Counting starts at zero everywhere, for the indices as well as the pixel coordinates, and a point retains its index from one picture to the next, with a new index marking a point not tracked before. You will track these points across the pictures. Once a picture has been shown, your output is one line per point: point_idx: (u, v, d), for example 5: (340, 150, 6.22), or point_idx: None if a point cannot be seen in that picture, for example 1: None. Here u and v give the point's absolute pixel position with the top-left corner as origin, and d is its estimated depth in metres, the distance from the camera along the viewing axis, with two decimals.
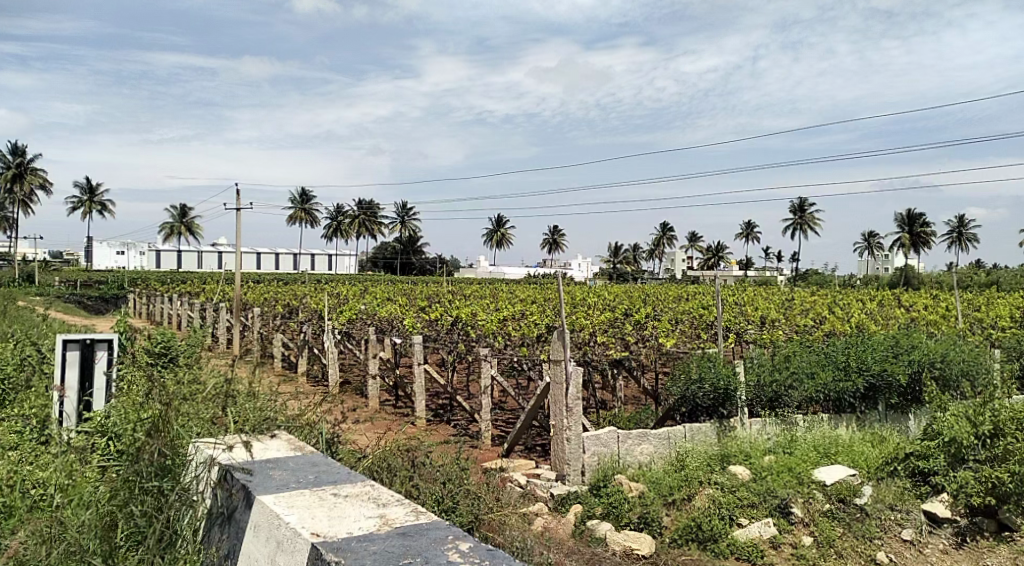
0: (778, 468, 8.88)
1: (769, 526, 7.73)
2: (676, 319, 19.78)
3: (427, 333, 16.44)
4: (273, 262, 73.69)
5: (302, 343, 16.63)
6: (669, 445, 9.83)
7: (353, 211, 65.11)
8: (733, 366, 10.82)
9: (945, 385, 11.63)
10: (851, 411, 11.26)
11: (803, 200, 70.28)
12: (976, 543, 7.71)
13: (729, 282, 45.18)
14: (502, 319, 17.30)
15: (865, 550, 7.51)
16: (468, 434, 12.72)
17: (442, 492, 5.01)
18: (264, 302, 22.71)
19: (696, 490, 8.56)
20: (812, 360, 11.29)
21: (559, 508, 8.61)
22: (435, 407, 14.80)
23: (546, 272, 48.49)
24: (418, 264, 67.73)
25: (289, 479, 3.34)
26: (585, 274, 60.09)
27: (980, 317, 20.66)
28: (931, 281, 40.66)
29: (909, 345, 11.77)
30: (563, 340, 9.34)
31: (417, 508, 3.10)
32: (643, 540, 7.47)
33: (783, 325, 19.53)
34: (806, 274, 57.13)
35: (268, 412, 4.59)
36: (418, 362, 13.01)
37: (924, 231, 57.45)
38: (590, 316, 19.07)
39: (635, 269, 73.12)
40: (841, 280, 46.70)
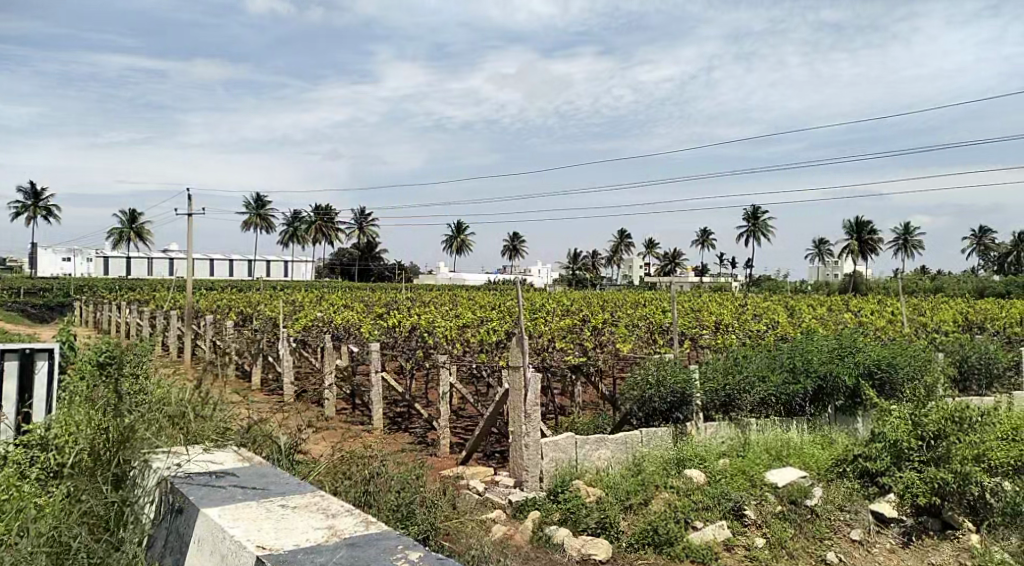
0: (732, 471, 8.98)
1: (723, 529, 7.82)
2: (633, 324, 20.03)
3: (384, 340, 16.35)
4: (227, 269, 72.52)
5: (257, 352, 16.39)
6: (626, 450, 9.93)
7: (309, 217, 64.40)
8: (690, 370, 10.98)
9: (890, 388, 11.96)
10: (801, 414, 11.50)
11: (756, 208, 71.53)
12: (921, 541, 7.94)
13: (684, 289, 46.00)
14: (460, 326, 17.27)
15: (816, 550, 7.70)
16: (426, 442, 12.67)
17: (398, 499, 5.03)
18: (217, 309, 22.30)
19: (653, 494, 8.64)
20: (764, 365, 11.50)
21: (517, 514, 8.61)
22: (392, 414, 14.68)
23: (504, 278, 48.76)
24: (375, 271, 67.22)
25: (236, 491, 3.29)
26: (544, 282, 60.31)
27: (925, 321, 21.28)
28: (878, 287, 41.88)
29: (856, 349, 12.08)
30: (522, 346, 9.35)
31: (367, 518, 3.07)
32: (601, 545, 7.52)
33: (737, 330, 19.81)
34: (758, 281, 58.17)
35: (219, 421, 4.55)
36: (375, 369, 12.90)
37: (872, 239, 58.98)
38: (549, 322, 19.12)
39: (593, 276, 73.71)
40: (792, 286, 47.87)
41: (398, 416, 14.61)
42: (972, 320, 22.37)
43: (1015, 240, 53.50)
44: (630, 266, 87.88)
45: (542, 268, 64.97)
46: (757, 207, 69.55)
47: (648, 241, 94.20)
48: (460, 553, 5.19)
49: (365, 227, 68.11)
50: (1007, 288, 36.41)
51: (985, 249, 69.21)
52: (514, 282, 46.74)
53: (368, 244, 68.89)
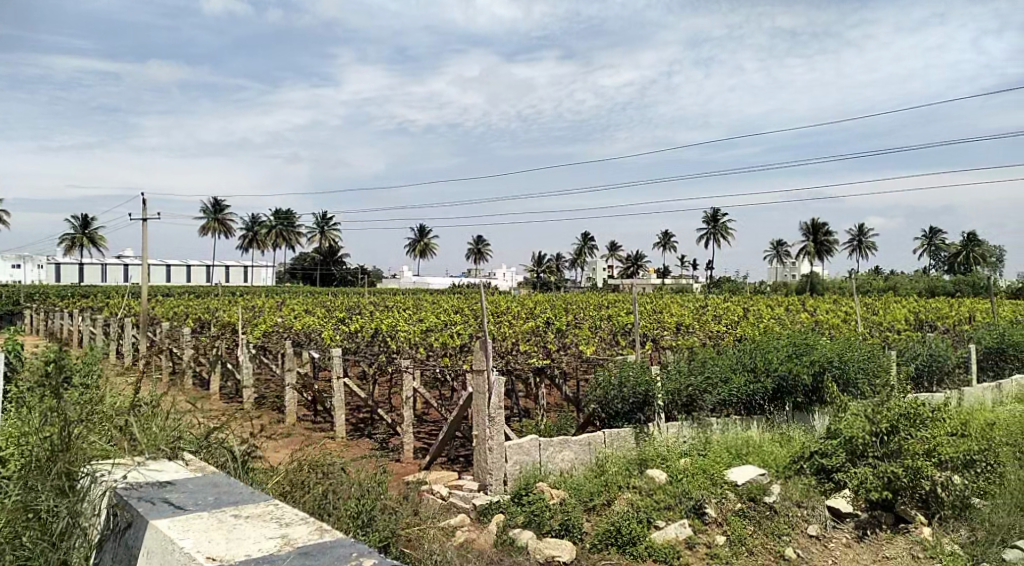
0: (693, 470, 9.08)
1: (685, 527, 7.91)
2: (596, 326, 20.17)
3: (346, 345, 16.17)
4: (185, 275, 71.27)
5: (215, 360, 16.11)
6: (589, 451, 9.98)
7: (269, 221, 63.54)
8: (653, 371, 11.08)
9: (845, 385, 12.18)
10: (760, 412, 11.67)
11: (716, 210, 72.42)
12: (876, 535, 8.13)
13: (646, 290, 46.51)
14: (423, 329, 17.20)
15: (774, 546, 7.85)
16: (390, 447, 12.59)
17: (359, 504, 4.99)
18: (173, 316, 21.89)
19: (616, 495, 8.71)
20: (725, 366, 11.65)
21: (481, 518, 8.61)
22: (355, 421, 14.56)
23: (466, 282, 48.73)
24: (337, 275, 66.58)
25: (187, 502, 3.25)
26: (508, 285, 60.42)
27: (879, 320, 21.78)
28: (834, 287, 42.77)
29: (812, 347, 12.31)
30: (486, 349, 9.34)
31: (322, 526, 3.06)
32: (565, 546, 7.56)
33: (697, 331, 20.04)
34: (718, 282, 58.94)
35: (173, 431, 4.47)
36: (337, 376, 12.74)
37: (828, 240, 60.09)
38: (512, 325, 19.13)
39: (557, 278, 73.97)
40: (750, 287, 48.64)
41: (360, 422, 14.50)
42: (923, 318, 22.96)
43: (965, 240, 54.96)
44: (593, 268, 88.28)
45: (505, 272, 64.96)
46: (717, 209, 70.33)
47: (611, 243, 94.79)
48: (420, 559, 5.16)
49: (326, 231, 67.46)
50: (956, 287, 37.41)
51: (935, 249, 70.93)
52: (478, 284, 46.59)
53: (329, 248, 68.23)
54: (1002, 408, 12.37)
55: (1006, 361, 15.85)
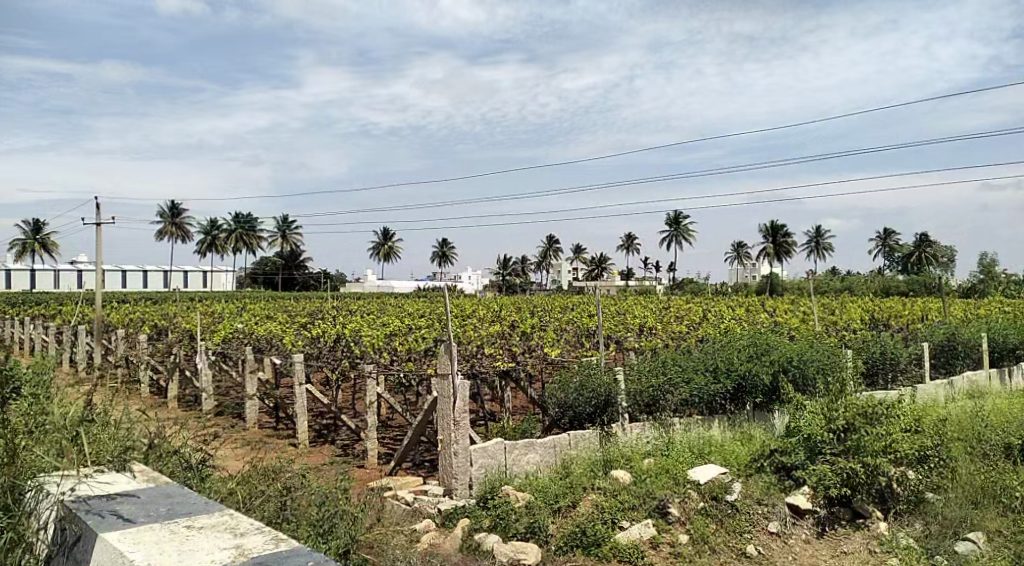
0: (657, 470, 9.15)
1: (648, 527, 7.97)
2: (560, 328, 20.22)
3: (308, 350, 15.97)
4: (142, 280, 69.82)
5: (172, 367, 15.82)
6: (555, 453, 9.98)
7: (229, 225, 62.55)
8: (615, 373, 11.15)
9: (803, 384, 12.34)
10: (722, 412, 11.79)
11: (678, 212, 73.26)
12: (834, 531, 8.28)
13: (610, 292, 46.92)
14: (388, 334, 17.07)
15: (736, 543, 7.95)
16: (354, 454, 12.48)
17: (320, 512, 4.92)
18: (129, 323, 21.45)
19: (581, 496, 8.72)
20: (687, 367, 11.77)
21: (446, 523, 8.58)
22: (318, 427, 14.40)
23: (430, 285, 48.61)
24: (299, 280, 65.80)
25: (140, 513, 3.18)
26: (473, 289, 60.30)
27: (836, 320, 22.25)
28: (793, 288, 43.53)
29: (771, 347, 12.50)
30: (450, 353, 9.30)
31: (278, 535, 3.03)
32: (530, 549, 7.57)
33: (660, 332, 20.21)
34: (681, 283, 59.55)
35: (126, 441, 4.38)
36: (299, 382, 12.58)
37: (787, 242, 61.09)
38: (477, 328, 19.11)
39: (522, 281, 74.04)
40: (711, 288, 49.28)
41: (323, 428, 14.34)
42: (878, 317, 23.47)
43: (918, 241, 56.33)
44: (557, 271, 88.55)
45: (470, 276, 64.79)
46: (679, 212, 70.96)
47: (575, 247, 95.20)
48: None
49: (288, 235, 66.70)
50: (910, 287, 38.35)
51: (890, 250, 72.52)
52: (443, 288, 46.38)
53: (291, 252, 67.44)
54: (954, 404, 12.69)
55: (958, 358, 16.26)
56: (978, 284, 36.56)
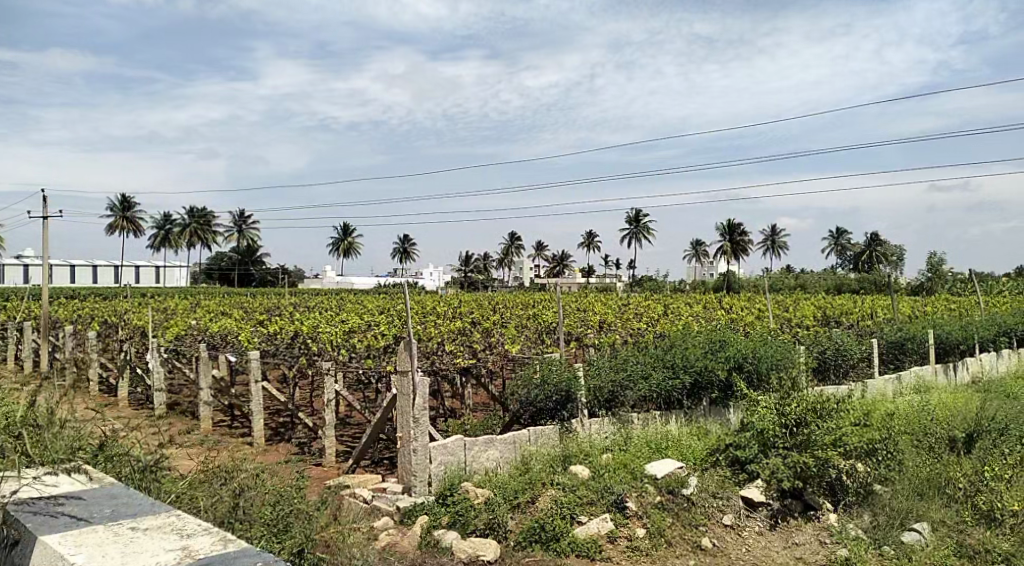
0: (615, 466, 9.23)
1: (606, 521, 8.03)
2: (521, 325, 20.27)
3: (264, 347, 15.73)
4: (92, 276, 68.01)
5: (123, 364, 15.47)
6: (515, 449, 9.99)
7: (183, 220, 61.23)
8: (575, 369, 11.20)
9: (757, 379, 12.53)
10: (679, 408, 11.93)
11: (637, 210, 73.82)
12: (787, 523, 8.44)
13: (571, 289, 47.11)
14: (346, 330, 16.92)
15: (691, 537, 8.06)
16: (313, 452, 12.35)
17: (274, 512, 4.84)
18: (77, 319, 20.91)
19: (540, 492, 8.75)
20: (645, 363, 11.88)
21: (405, 521, 8.54)
22: (274, 425, 14.20)
23: (389, 281, 48.25)
24: (256, 276, 64.77)
25: (81, 515, 3.10)
26: (433, 285, 60.04)
27: (790, 317, 22.66)
28: (749, 285, 44.29)
29: (727, 344, 12.69)
30: (410, 350, 9.25)
31: (226, 536, 2.99)
32: (488, 544, 7.58)
33: (619, 329, 20.37)
34: (640, 280, 60.03)
35: (72, 441, 4.29)
36: (255, 379, 12.39)
37: (743, 240, 61.99)
38: (438, 324, 19.05)
39: (483, 277, 73.96)
40: (669, 286, 49.82)
41: (280, 426, 14.14)
42: (830, 314, 23.98)
43: (868, 240, 57.70)
44: (518, 268, 88.65)
45: (431, 273, 64.49)
46: (639, 210, 71.56)
47: (537, 244, 95.35)
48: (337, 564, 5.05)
49: (244, 230, 65.56)
50: (861, 285, 39.29)
51: (841, 249, 74.07)
52: (402, 284, 46.07)
53: (247, 247, 66.37)
54: (902, 399, 13.03)
55: (905, 354, 16.69)
56: (926, 282, 37.60)
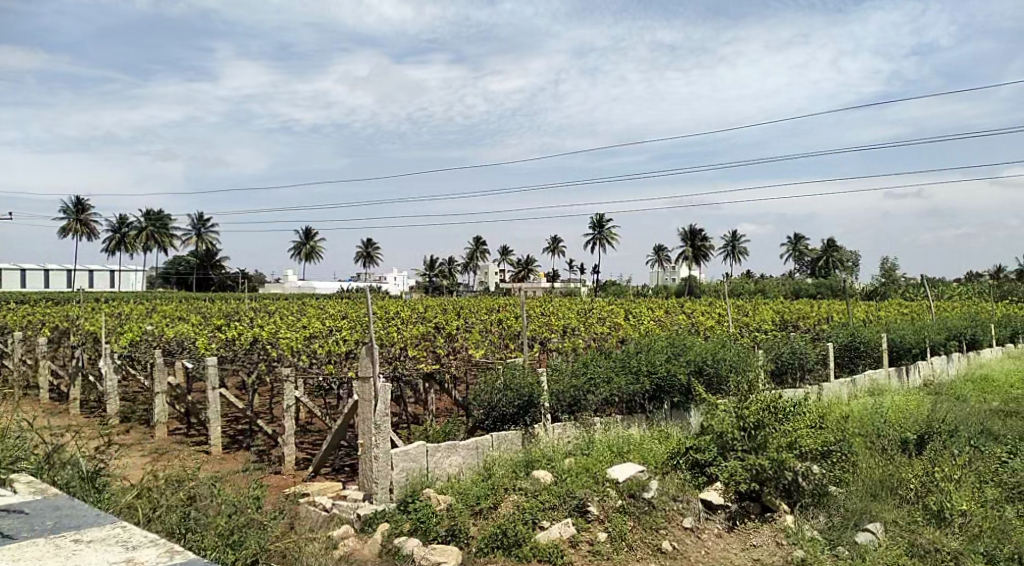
0: (577, 470, 9.27)
1: (568, 526, 8.06)
2: (485, 330, 20.25)
3: (222, 353, 15.44)
4: (44, 281, 66.17)
5: (75, 371, 15.07)
6: (477, 455, 9.96)
7: (139, 222, 59.92)
8: (538, 374, 11.22)
9: (716, 383, 12.68)
10: (640, 411, 12.03)
11: (600, 216, 74.23)
12: (744, 525, 8.53)
13: (535, 294, 47.20)
14: (307, 336, 16.70)
15: (652, 540, 8.09)
16: (272, 458, 12.17)
17: (230, 523, 4.76)
18: (27, 324, 20.34)
19: (502, 497, 8.73)
20: (607, 367, 11.95)
21: (365, 528, 8.44)
22: (232, 433, 13.95)
23: (352, 286, 47.82)
24: (216, 281, 63.63)
25: (21, 528, 3.02)
26: (397, 290, 59.63)
27: (749, 321, 23.00)
28: (710, 290, 44.88)
29: (688, 348, 12.81)
30: (372, 356, 9.17)
31: (173, 547, 2.93)
32: (450, 552, 7.52)
33: (582, 334, 20.44)
34: (603, 286, 60.31)
35: (16, 453, 4.17)
36: (212, 385, 12.15)
37: (704, 246, 62.77)
38: (401, 329, 18.96)
39: (448, 282, 73.67)
40: (632, 290, 50.22)
41: (238, 433, 13.91)
42: (788, 319, 24.37)
43: (825, 245, 58.79)
44: (483, 273, 88.54)
45: (395, 278, 64.07)
46: (602, 215, 71.97)
47: (503, 249, 95.30)
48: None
49: (203, 233, 64.38)
50: (818, 290, 40.09)
51: (799, 254, 75.41)
52: (366, 289, 45.57)
53: (206, 251, 65.17)
54: (857, 401, 13.33)
55: (859, 357, 17.05)
56: (881, 287, 38.47)
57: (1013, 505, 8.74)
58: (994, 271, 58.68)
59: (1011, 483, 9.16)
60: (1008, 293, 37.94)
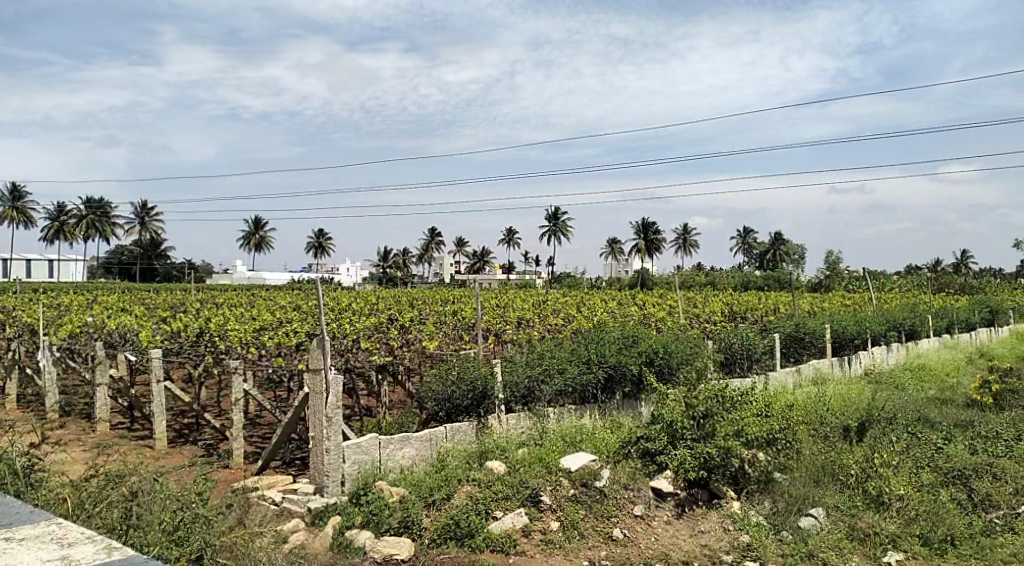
0: (530, 460, 9.33)
1: (520, 516, 8.11)
2: (439, 321, 20.21)
3: (168, 345, 15.08)
4: None
5: (11, 365, 14.57)
6: (430, 447, 9.94)
7: (79, 211, 58.07)
8: (491, 365, 11.22)
9: (666, 374, 12.87)
10: (593, 401, 12.15)
11: (554, 208, 74.50)
12: (693, 512, 8.67)
13: (489, 286, 47.24)
14: (257, 327, 16.42)
15: (603, 528, 8.18)
16: (220, 453, 11.94)
17: (175, 518, 4.71)
18: None
19: (455, 488, 8.73)
20: (560, 357, 12.03)
21: (316, 522, 8.37)
22: (178, 426, 13.67)
23: (304, 276, 47.17)
24: (161, 270, 62.10)
25: None
26: (350, 281, 59.02)
27: (699, 312, 23.38)
28: (662, 282, 45.52)
29: (640, 339, 12.97)
30: (323, 347, 9.06)
31: (111, 543, 2.88)
32: (402, 544, 7.51)
33: (536, 325, 20.53)
34: (557, 278, 60.59)
35: None
36: (157, 378, 11.86)
37: (657, 238, 63.52)
38: (355, 320, 18.80)
39: (402, 273, 73.20)
40: (586, 282, 50.61)
41: (184, 427, 13.61)
42: (736, 310, 24.86)
43: (773, 239, 60.02)
44: (437, 264, 88.19)
45: (348, 269, 63.34)
46: (557, 207, 72.09)
47: (457, 240, 94.91)
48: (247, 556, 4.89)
49: (148, 222, 62.67)
50: (766, 282, 40.95)
51: (748, 247, 76.85)
52: (317, 281, 44.82)
53: (150, 240, 63.50)
54: (801, 390, 13.70)
55: (804, 348, 17.48)
56: (826, 279, 39.47)
57: (948, 489, 9.08)
58: (933, 264, 60.59)
59: (945, 468, 9.51)
60: (946, 285, 39.30)
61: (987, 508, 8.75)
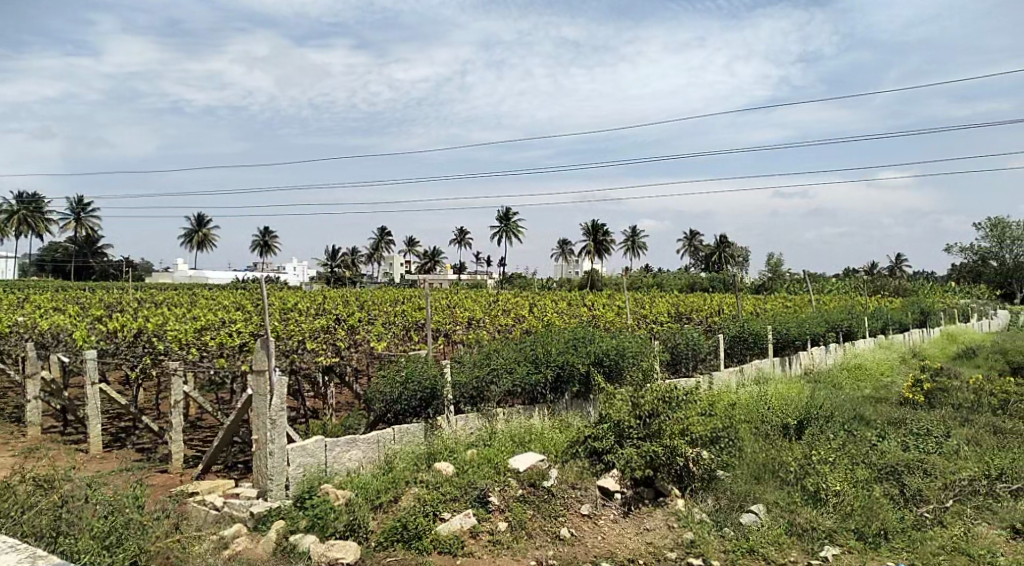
0: (479, 461, 9.33)
1: (468, 517, 8.10)
2: (387, 321, 20.06)
3: (104, 346, 14.61)
4: None
5: None
6: (377, 448, 9.82)
7: (11, 207, 55.89)
8: (439, 366, 11.15)
9: (613, 374, 12.99)
10: (542, 401, 12.18)
11: (505, 209, 74.72)
12: (638, 510, 8.76)
13: (439, 287, 47.14)
14: (199, 327, 16.04)
15: (551, 527, 8.21)
16: (157, 457, 11.61)
17: (107, 524, 4.60)
18: None
19: (403, 490, 8.67)
20: (510, 357, 12.04)
21: (259, 527, 8.20)
22: (113, 430, 13.27)
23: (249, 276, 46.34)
24: (98, 269, 60.22)
25: None
26: (298, 280, 58.16)
27: (645, 313, 23.71)
28: (610, 284, 46.08)
29: (590, 340, 13.05)
30: (269, 347, 8.87)
31: (33, 552, 3.07)
32: (349, 546, 7.49)
33: (486, 325, 20.54)
34: (507, 278, 60.65)
35: None
36: (92, 381, 11.49)
37: (606, 239, 64.23)
38: (301, 321, 18.51)
39: (351, 273, 72.44)
40: (536, 282, 50.89)
41: (120, 431, 13.21)
42: (682, 311, 25.26)
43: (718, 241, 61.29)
44: (387, 264, 87.59)
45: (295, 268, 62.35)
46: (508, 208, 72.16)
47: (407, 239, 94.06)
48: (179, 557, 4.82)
49: (85, 218, 60.65)
50: (711, 283, 41.80)
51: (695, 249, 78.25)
52: (262, 279, 43.82)
53: (87, 237, 61.46)
54: (744, 389, 14.00)
55: (748, 348, 17.81)
56: (768, 281, 40.48)
57: (880, 484, 9.37)
58: (870, 266, 62.68)
59: (879, 464, 9.81)
60: (881, 287, 40.72)
61: (918, 503, 9.06)
